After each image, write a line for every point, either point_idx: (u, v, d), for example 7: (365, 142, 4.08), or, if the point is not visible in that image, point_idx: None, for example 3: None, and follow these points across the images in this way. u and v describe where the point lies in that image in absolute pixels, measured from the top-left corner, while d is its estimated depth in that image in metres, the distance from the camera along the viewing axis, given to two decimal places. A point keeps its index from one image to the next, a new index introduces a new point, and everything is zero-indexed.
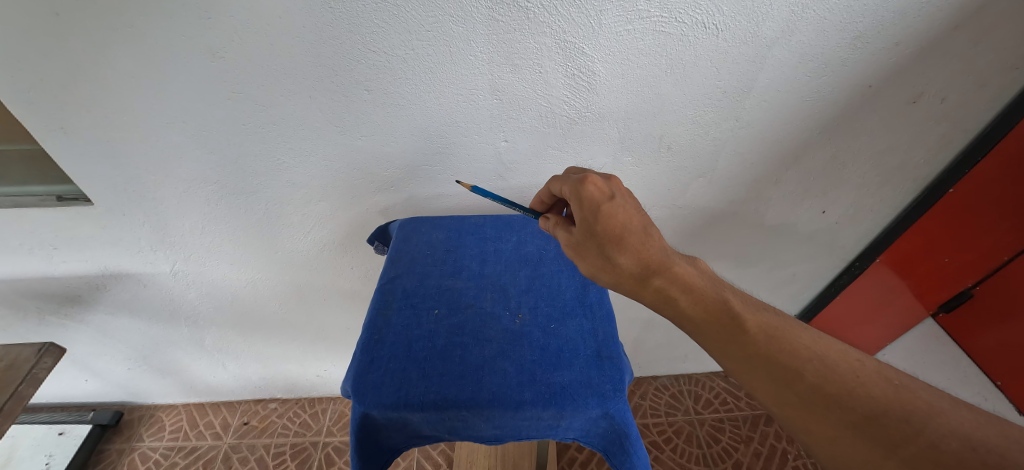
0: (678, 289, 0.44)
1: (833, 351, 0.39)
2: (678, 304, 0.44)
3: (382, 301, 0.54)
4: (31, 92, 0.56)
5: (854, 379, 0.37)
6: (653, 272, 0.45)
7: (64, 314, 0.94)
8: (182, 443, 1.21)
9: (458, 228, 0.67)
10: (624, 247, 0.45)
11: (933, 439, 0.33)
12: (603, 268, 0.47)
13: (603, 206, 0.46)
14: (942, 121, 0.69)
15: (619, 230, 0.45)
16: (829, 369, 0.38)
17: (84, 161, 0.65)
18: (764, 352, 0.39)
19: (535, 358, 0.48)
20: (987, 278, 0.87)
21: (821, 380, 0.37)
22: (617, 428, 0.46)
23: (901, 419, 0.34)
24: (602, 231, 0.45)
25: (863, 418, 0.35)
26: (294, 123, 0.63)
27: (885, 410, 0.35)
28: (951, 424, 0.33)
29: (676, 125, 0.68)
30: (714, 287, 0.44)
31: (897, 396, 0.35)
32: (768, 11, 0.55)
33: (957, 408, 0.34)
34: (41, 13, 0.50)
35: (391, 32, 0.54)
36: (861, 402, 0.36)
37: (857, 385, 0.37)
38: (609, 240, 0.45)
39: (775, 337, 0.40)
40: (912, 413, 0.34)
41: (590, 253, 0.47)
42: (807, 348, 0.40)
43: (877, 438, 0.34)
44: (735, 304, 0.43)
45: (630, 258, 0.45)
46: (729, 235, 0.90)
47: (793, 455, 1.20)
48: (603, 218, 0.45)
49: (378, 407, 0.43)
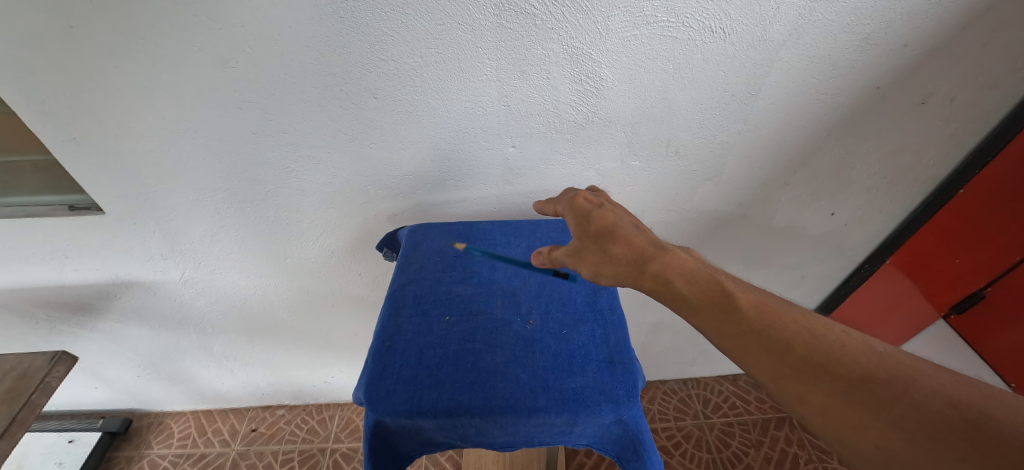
0: (674, 273, 0.44)
1: (818, 323, 0.39)
2: (672, 288, 0.43)
3: (393, 308, 0.54)
4: (44, 102, 0.57)
5: (840, 348, 0.37)
6: (649, 260, 0.45)
7: (76, 322, 0.95)
8: (192, 451, 1.22)
9: (467, 234, 0.66)
10: (618, 239, 0.47)
11: (917, 399, 0.33)
12: (603, 265, 0.47)
13: (593, 211, 0.51)
14: (951, 122, 0.69)
15: (612, 227, 0.48)
16: (815, 339, 0.38)
17: (95, 170, 0.66)
18: (754, 327, 0.39)
19: (548, 364, 0.48)
20: (998, 278, 0.86)
21: (808, 350, 0.37)
22: (632, 434, 0.45)
23: (886, 383, 0.34)
24: (597, 230, 0.49)
25: (851, 384, 0.35)
26: (302, 131, 0.64)
27: (870, 376, 0.35)
28: (933, 386, 0.33)
29: (683, 128, 0.68)
30: (706, 269, 0.45)
31: (881, 361, 0.35)
32: (775, 14, 0.55)
33: (937, 371, 0.34)
34: (55, 26, 0.51)
35: (400, 41, 0.54)
36: (848, 369, 0.35)
37: (843, 354, 0.36)
38: (604, 235, 0.48)
39: (764, 312, 0.40)
40: (895, 376, 0.34)
41: (590, 253, 0.48)
42: (794, 321, 0.39)
43: (865, 402, 0.34)
44: (726, 286, 0.42)
45: (622, 246, 0.47)
46: (737, 238, 0.90)
47: (804, 459, 1.19)
48: (594, 220, 0.50)
49: (392, 414, 0.43)
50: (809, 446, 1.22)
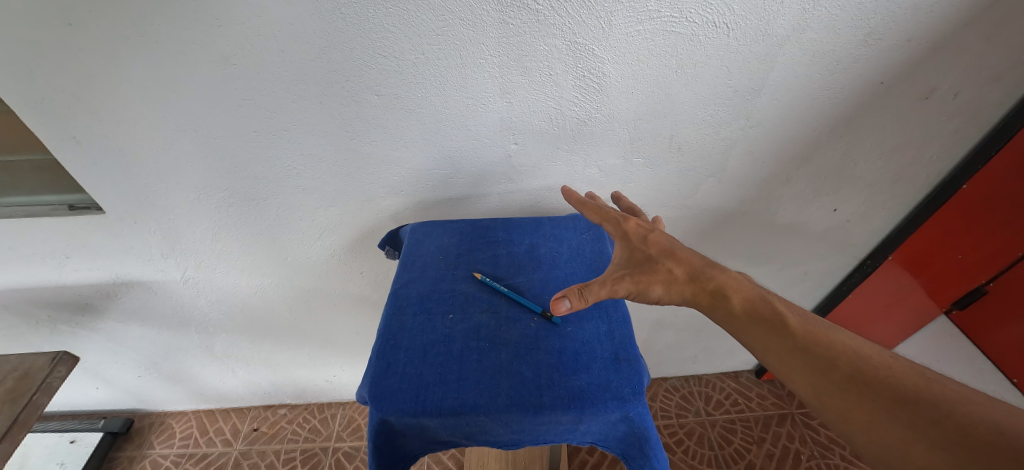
0: (731, 289, 0.47)
1: (865, 346, 0.43)
2: (730, 308, 0.46)
3: (396, 306, 0.53)
4: (43, 101, 0.57)
5: (887, 369, 0.41)
6: (708, 278, 0.48)
7: (76, 323, 0.95)
8: (193, 450, 1.22)
9: (470, 232, 0.64)
10: (677, 259, 0.49)
11: (962, 422, 0.36)
12: (669, 285, 0.47)
13: (644, 233, 0.53)
14: (954, 117, 0.69)
15: (668, 247, 0.50)
16: (863, 360, 0.41)
17: (95, 170, 0.66)
18: (804, 346, 0.42)
19: (553, 362, 0.46)
20: (1000, 274, 0.87)
21: (857, 370, 0.41)
22: (637, 431, 0.45)
23: (932, 405, 0.38)
24: (654, 250, 0.50)
25: (896, 404, 0.38)
26: (303, 129, 0.63)
27: (916, 397, 0.38)
28: (981, 412, 0.37)
29: (686, 125, 0.67)
30: (759, 290, 0.48)
31: (927, 385, 0.39)
32: (779, 9, 0.55)
33: (986, 399, 0.38)
34: (56, 24, 0.50)
35: (401, 36, 0.54)
36: (894, 390, 0.39)
37: (889, 375, 0.40)
38: (662, 254, 0.50)
39: (814, 333, 0.43)
40: (940, 399, 0.38)
41: (652, 270, 0.48)
42: (842, 342, 0.43)
43: (909, 421, 0.37)
44: (778, 307, 0.46)
45: (682, 265, 0.49)
46: (739, 235, 0.90)
47: (806, 456, 1.20)
48: (648, 240, 0.52)
49: (397, 412, 0.42)
50: (811, 443, 1.22)
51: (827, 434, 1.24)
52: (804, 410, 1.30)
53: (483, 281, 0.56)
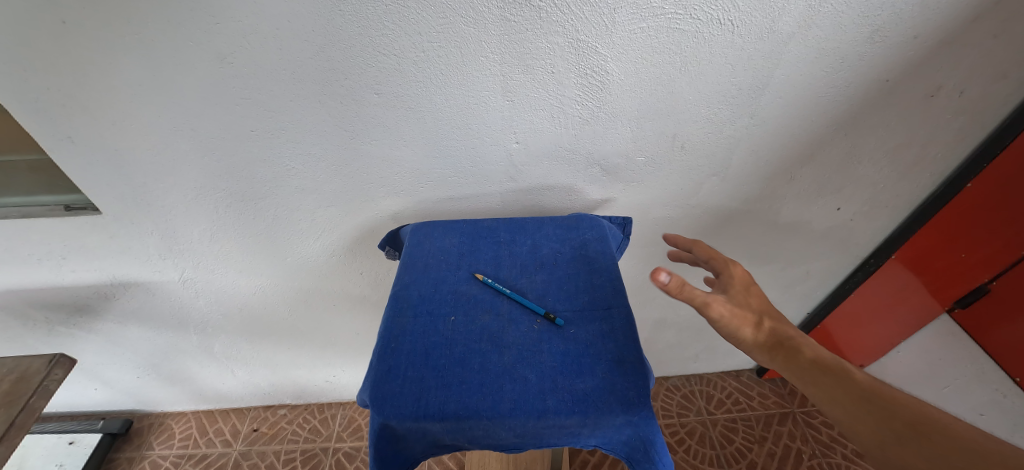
0: (809, 347, 0.48)
1: (931, 405, 0.43)
2: (804, 363, 0.47)
3: (396, 308, 0.52)
4: (37, 101, 0.56)
5: (950, 423, 0.41)
6: (792, 337, 0.49)
7: (74, 324, 0.94)
8: (193, 451, 1.21)
9: (472, 232, 0.63)
10: (772, 314, 0.51)
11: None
12: (753, 329, 0.50)
13: (749, 281, 0.54)
14: (959, 115, 0.68)
15: (766, 301, 0.53)
16: (929, 417, 0.42)
17: (91, 170, 0.65)
18: (867, 397, 0.44)
19: (556, 365, 0.46)
20: (1003, 272, 0.85)
21: (918, 421, 0.42)
22: (642, 435, 0.43)
23: (996, 454, 0.37)
24: (753, 297, 0.53)
25: (959, 456, 0.38)
26: (302, 128, 0.62)
27: (980, 448, 0.38)
28: None
29: (690, 124, 0.67)
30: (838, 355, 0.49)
31: (994, 439, 0.39)
32: (784, 5, 0.54)
33: None
34: (49, 22, 0.49)
35: (401, 34, 0.53)
36: (955, 441, 0.39)
37: (953, 428, 0.40)
38: (757, 303, 0.52)
39: (878, 389, 0.45)
40: (1004, 450, 0.37)
41: (743, 314, 0.51)
42: (907, 398, 0.44)
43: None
44: (849, 365, 0.47)
45: (773, 319, 0.51)
46: (742, 234, 0.89)
47: (808, 455, 1.19)
48: (750, 289, 0.53)
49: (398, 417, 0.41)
50: (813, 442, 1.22)
51: (829, 433, 1.23)
52: (806, 409, 1.30)
53: (484, 282, 0.55)
